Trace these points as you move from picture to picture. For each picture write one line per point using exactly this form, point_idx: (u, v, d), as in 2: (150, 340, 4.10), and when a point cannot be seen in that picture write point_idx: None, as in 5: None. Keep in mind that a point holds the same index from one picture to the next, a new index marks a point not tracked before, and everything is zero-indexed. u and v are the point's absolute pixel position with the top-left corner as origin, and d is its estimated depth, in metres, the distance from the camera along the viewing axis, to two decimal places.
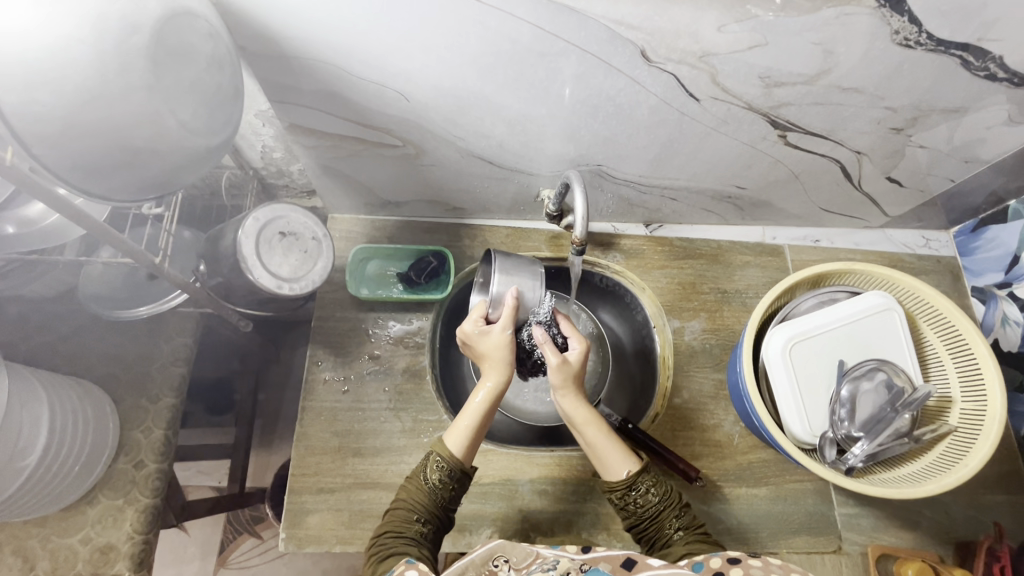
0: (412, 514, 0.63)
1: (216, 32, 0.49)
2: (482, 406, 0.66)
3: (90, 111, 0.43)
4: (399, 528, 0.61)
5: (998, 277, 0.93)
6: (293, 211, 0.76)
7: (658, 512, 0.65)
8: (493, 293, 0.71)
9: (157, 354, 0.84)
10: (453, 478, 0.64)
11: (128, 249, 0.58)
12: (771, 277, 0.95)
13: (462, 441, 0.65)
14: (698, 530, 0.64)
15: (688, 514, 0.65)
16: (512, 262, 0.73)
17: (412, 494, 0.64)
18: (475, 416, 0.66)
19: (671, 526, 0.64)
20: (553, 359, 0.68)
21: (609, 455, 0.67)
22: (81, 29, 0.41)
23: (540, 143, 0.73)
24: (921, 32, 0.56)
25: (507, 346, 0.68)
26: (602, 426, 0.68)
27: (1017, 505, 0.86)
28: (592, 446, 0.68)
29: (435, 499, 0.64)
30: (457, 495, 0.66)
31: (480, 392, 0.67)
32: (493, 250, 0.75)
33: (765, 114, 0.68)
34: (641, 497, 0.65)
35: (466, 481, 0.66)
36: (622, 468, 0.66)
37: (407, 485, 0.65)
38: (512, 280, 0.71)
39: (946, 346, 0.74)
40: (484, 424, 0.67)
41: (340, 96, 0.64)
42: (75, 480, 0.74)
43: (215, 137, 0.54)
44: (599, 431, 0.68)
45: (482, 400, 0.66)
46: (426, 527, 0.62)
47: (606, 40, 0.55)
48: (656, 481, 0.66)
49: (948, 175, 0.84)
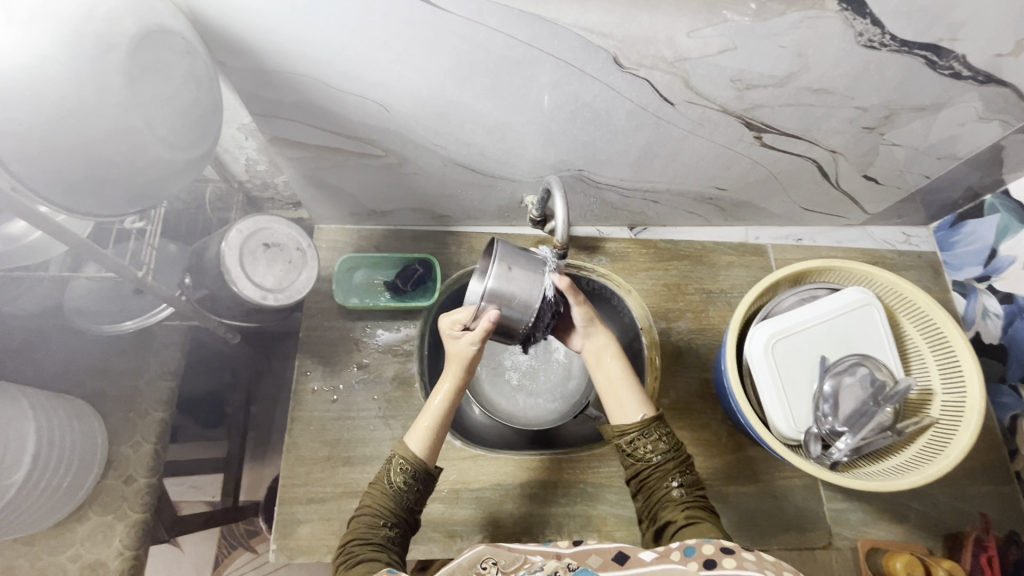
0: (379, 519, 0.62)
1: (193, 49, 0.50)
2: (442, 404, 0.68)
3: (68, 129, 0.44)
4: (366, 534, 0.60)
5: (977, 271, 0.94)
6: (276, 222, 0.77)
7: (665, 463, 0.65)
8: (487, 287, 0.66)
9: (145, 368, 0.84)
10: (419, 479, 0.65)
11: (111, 262, 0.59)
12: (754, 276, 0.96)
13: (423, 441, 0.66)
14: (698, 491, 0.64)
15: (692, 474, 0.65)
16: (517, 255, 0.68)
17: (376, 497, 0.63)
18: (437, 413, 0.68)
19: (674, 481, 0.64)
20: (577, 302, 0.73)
21: (626, 398, 0.69)
22: (55, 48, 0.42)
23: (520, 149, 0.74)
24: (885, 34, 0.58)
25: (471, 357, 0.68)
26: (624, 366, 0.73)
27: (1004, 496, 0.87)
28: (617, 379, 0.71)
29: (400, 503, 0.63)
30: (422, 496, 0.65)
31: (442, 390, 0.69)
32: (500, 242, 0.68)
33: (740, 116, 0.69)
34: (651, 444, 0.66)
35: (431, 481, 0.66)
36: (638, 411, 0.68)
37: (371, 491, 0.64)
38: (505, 278, 0.66)
39: (925, 338, 0.75)
40: (447, 426, 0.68)
41: (319, 107, 0.65)
42: (63, 497, 0.74)
43: (192, 151, 0.55)
44: (619, 376, 0.71)
45: (442, 399, 0.68)
46: (395, 530, 0.62)
47: (579, 48, 0.57)
48: (669, 432, 0.67)
49: (923, 172, 0.86)
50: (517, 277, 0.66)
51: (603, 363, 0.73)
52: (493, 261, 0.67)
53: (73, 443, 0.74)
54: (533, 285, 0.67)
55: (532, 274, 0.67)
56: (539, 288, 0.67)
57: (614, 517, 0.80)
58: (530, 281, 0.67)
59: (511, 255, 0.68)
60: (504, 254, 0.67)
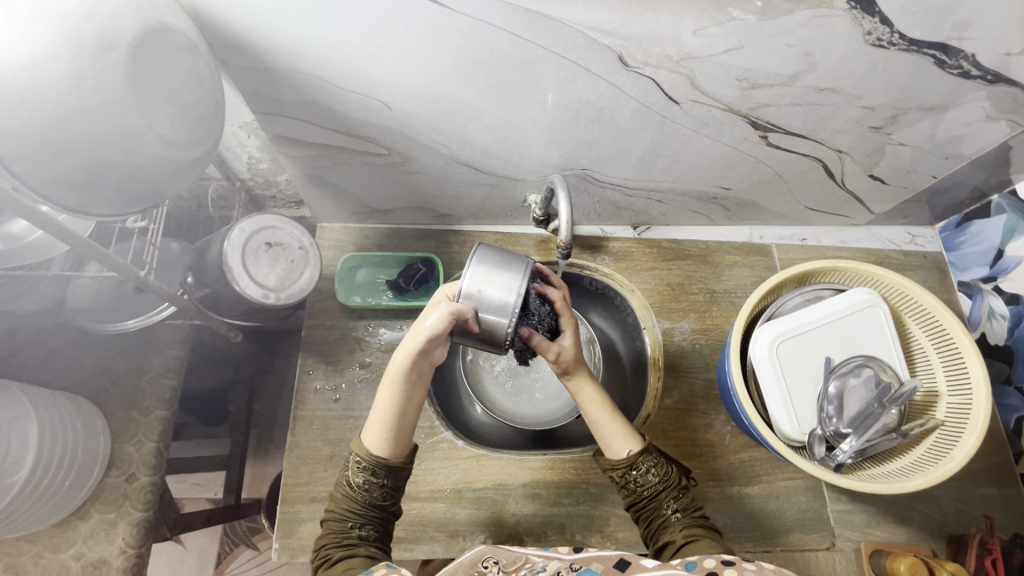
0: (347, 523, 0.62)
1: (194, 47, 0.50)
2: (389, 399, 0.65)
3: (70, 129, 0.43)
4: (339, 539, 0.61)
5: (983, 272, 0.93)
6: (279, 221, 0.76)
7: (658, 491, 0.65)
8: (463, 290, 0.63)
9: (148, 366, 0.84)
10: (380, 474, 0.64)
11: (113, 262, 0.59)
12: (759, 276, 0.95)
13: (375, 436, 0.65)
14: (695, 512, 0.65)
15: (687, 496, 0.66)
16: (495, 258, 0.64)
17: (339, 502, 0.64)
18: (387, 407, 0.65)
19: (669, 507, 0.64)
20: (549, 350, 0.68)
21: (611, 435, 0.68)
22: (57, 47, 0.41)
23: (523, 148, 0.74)
24: (893, 33, 0.57)
25: (429, 331, 0.63)
26: (604, 406, 0.69)
27: (1009, 498, 0.86)
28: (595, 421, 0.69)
29: (365, 502, 0.64)
30: (391, 491, 0.65)
31: (390, 379, 0.66)
32: (479, 247, 0.65)
33: (745, 115, 0.69)
34: (642, 476, 0.66)
35: (396, 473, 0.65)
36: (623, 448, 0.67)
37: (334, 498, 0.65)
38: (481, 281, 0.63)
39: (931, 340, 0.74)
40: (402, 417, 0.65)
41: (321, 106, 0.64)
42: (66, 495, 0.74)
43: (195, 150, 0.55)
44: (601, 414, 0.69)
45: (388, 393, 0.65)
46: (366, 530, 0.63)
47: (584, 47, 0.56)
48: (658, 462, 0.66)
49: (930, 172, 0.85)
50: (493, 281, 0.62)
51: (586, 405, 0.70)
52: (468, 265, 0.63)
53: (75, 441, 0.74)
54: (512, 289, 0.62)
55: (512, 277, 0.63)
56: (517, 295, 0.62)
57: (616, 517, 0.80)
58: (509, 284, 0.62)
59: (488, 258, 0.64)
60: (481, 254, 0.64)
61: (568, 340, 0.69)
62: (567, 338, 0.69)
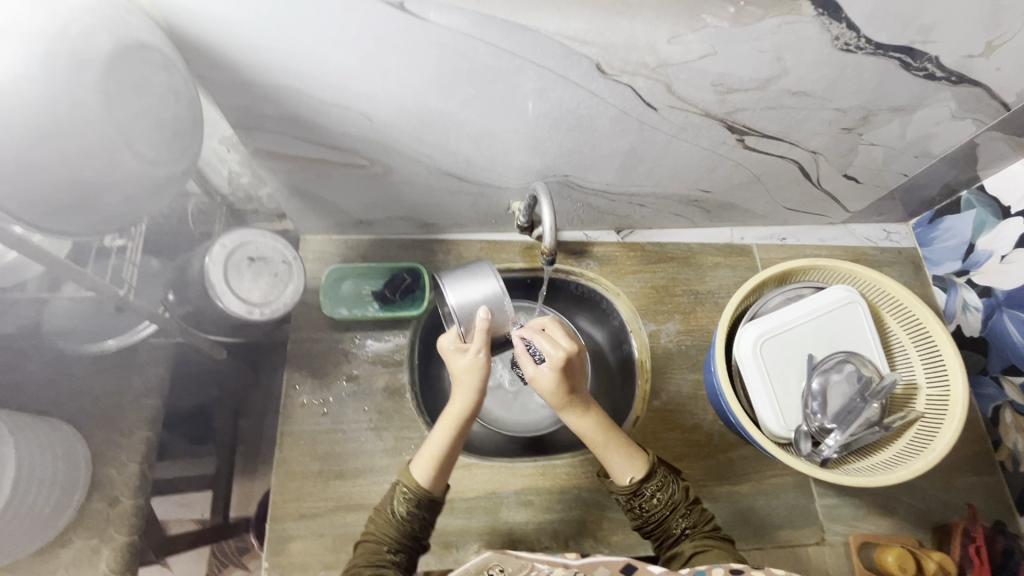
0: (382, 545, 0.62)
1: (170, 64, 0.50)
2: (446, 435, 0.65)
3: (42, 149, 0.43)
4: (371, 558, 0.60)
5: (956, 266, 0.96)
6: (260, 235, 0.76)
7: (665, 515, 0.65)
8: (458, 314, 0.69)
9: (129, 388, 0.85)
10: (422, 506, 0.64)
11: (89, 281, 0.57)
12: (740, 276, 0.97)
13: (428, 470, 0.65)
14: (706, 526, 0.65)
15: (696, 511, 0.66)
16: (461, 275, 0.72)
17: (379, 525, 0.63)
18: (441, 447, 0.65)
19: (679, 526, 0.64)
20: (527, 371, 0.67)
21: (612, 463, 0.67)
22: (30, 67, 0.41)
23: (505, 156, 0.74)
24: (860, 37, 0.59)
25: (481, 369, 0.67)
26: (602, 434, 0.68)
27: (990, 486, 0.88)
28: (597, 448, 0.68)
29: (405, 530, 0.63)
30: (428, 523, 0.65)
31: (448, 416, 0.66)
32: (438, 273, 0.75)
33: (722, 120, 0.70)
34: (647, 501, 0.65)
35: (438, 507, 0.66)
36: (625, 474, 0.66)
37: (374, 519, 0.65)
38: (466, 295, 0.70)
39: (909, 334, 0.76)
40: (452, 457, 0.66)
41: (302, 119, 0.64)
42: (45, 523, 0.72)
43: (173, 167, 0.54)
44: (598, 443, 0.67)
45: (447, 428, 0.66)
46: (399, 555, 0.62)
47: (561, 56, 0.57)
48: (662, 485, 0.66)
49: (901, 170, 0.87)
50: (473, 287, 0.70)
51: (580, 429, 0.69)
52: (447, 291, 0.70)
53: (56, 466, 0.72)
54: (493, 283, 0.71)
55: (487, 277, 0.72)
56: (498, 282, 0.71)
57: (609, 520, 0.80)
58: (488, 283, 0.71)
59: (456, 277, 0.72)
60: (447, 280, 0.71)
61: (548, 372, 0.66)
62: (547, 367, 0.66)
